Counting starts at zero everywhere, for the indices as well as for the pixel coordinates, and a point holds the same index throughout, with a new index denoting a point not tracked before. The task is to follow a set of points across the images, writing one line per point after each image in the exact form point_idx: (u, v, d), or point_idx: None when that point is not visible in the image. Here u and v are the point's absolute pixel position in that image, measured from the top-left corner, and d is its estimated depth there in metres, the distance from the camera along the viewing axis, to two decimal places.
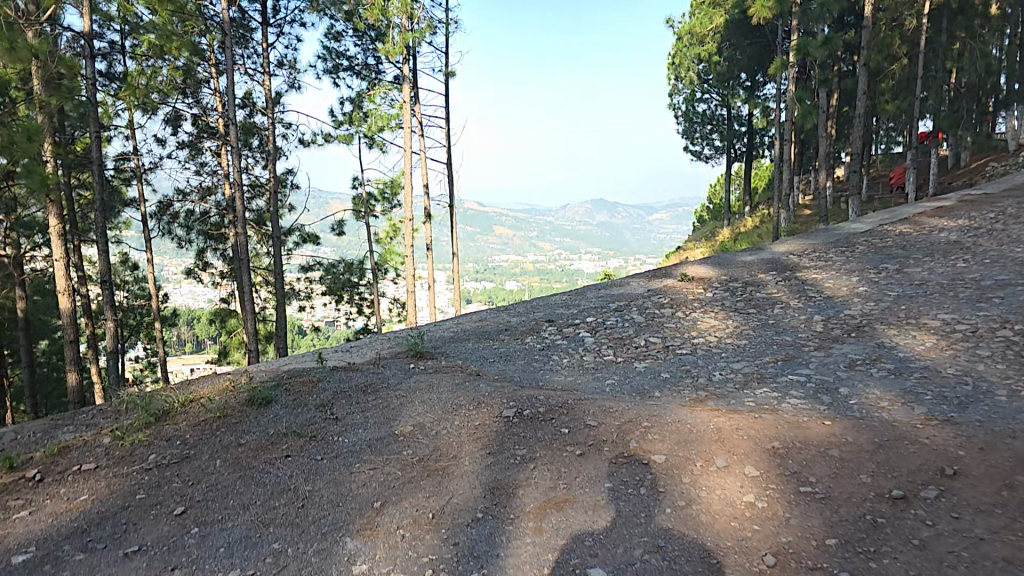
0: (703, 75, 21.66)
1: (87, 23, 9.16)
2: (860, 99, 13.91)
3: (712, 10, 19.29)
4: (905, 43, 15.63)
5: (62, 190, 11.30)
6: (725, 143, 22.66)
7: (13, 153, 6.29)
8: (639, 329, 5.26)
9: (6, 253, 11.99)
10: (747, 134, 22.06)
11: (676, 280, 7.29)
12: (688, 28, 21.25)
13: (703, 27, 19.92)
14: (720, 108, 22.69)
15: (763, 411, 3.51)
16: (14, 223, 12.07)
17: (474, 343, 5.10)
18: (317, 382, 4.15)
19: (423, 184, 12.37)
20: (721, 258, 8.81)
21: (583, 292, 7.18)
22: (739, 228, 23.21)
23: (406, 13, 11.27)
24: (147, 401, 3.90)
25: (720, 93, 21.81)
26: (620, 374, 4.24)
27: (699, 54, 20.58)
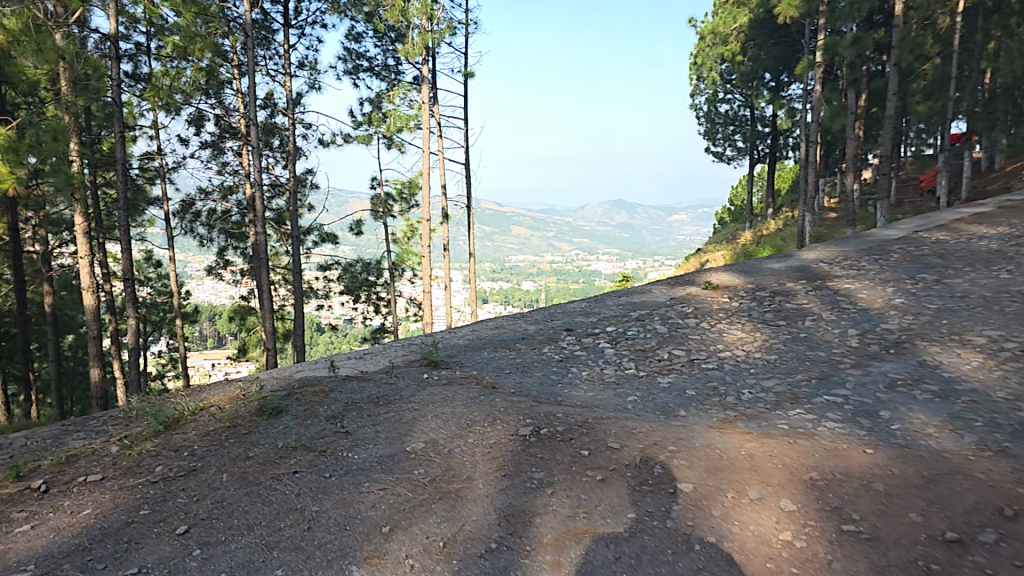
0: (726, 75, 21.27)
1: (113, 24, 9.19)
2: (891, 100, 13.48)
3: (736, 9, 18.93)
4: (939, 43, 15.13)
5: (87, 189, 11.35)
6: (748, 144, 22.22)
7: (40, 152, 6.38)
8: (663, 341, 5.05)
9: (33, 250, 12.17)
10: (771, 136, 21.59)
11: (700, 287, 7.05)
12: (711, 28, 20.88)
13: (727, 26, 19.54)
14: (743, 108, 22.26)
15: (797, 435, 3.29)
16: (42, 220, 12.30)
17: (491, 352, 4.92)
18: (328, 392, 3.91)
19: (441, 185, 12.27)
20: (747, 265, 8.55)
21: (603, 300, 6.98)
22: (762, 231, 22.76)
23: (426, 14, 11.17)
24: (157, 409, 3.62)
25: (744, 94, 21.39)
26: (643, 389, 4.03)
27: (723, 53, 20.21)
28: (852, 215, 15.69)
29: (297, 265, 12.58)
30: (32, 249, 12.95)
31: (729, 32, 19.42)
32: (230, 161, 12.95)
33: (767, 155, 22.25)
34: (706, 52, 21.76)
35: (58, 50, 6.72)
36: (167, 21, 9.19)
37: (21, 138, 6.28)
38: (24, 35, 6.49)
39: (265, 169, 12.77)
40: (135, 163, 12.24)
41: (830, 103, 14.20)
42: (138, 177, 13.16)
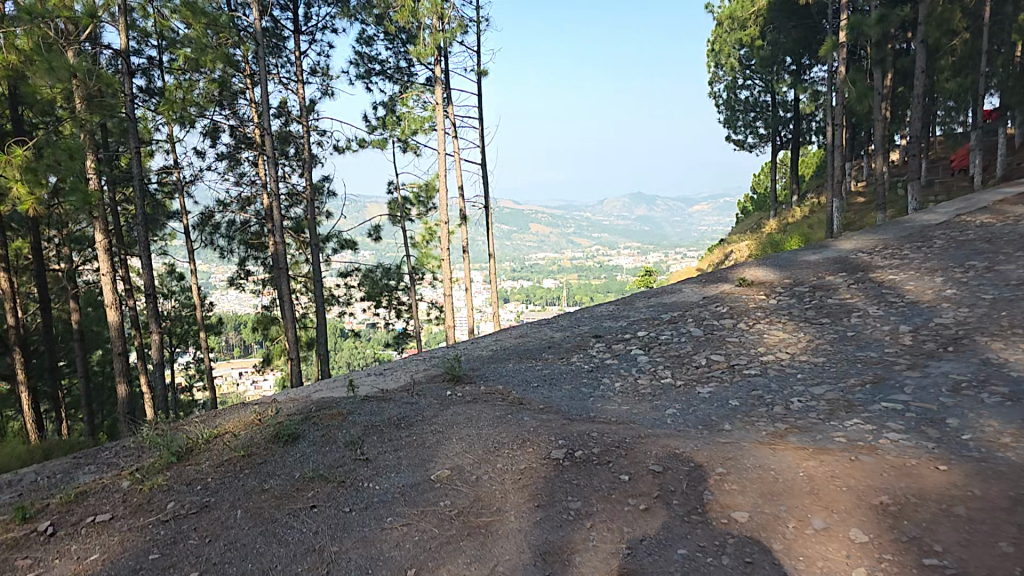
0: (745, 60, 20.72)
1: (124, 40, 9.13)
2: (920, 78, 12.91)
3: None
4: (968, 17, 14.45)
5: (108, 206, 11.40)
6: (770, 130, 21.61)
7: (59, 171, 6.30)
8: (699, 345, 4.76)
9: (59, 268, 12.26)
10: (794, 121, 20.96)
11: (733, 285, 6.74)
12: (729, 13, 20.31)
13: (745, 11, 18.97)
14: (763, 94, 21.67)
15: (858, 451, 2.97)
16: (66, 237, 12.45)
17: (517, 364, 4.68)
18: (347, 415, 3.71)
19: (458, 186, 12.05)
20: (781, 258, 8.19)
21: (632, 301, 6.70)
22: (787, 219, 22.17)
23: (437, 13, 10.95)
24: (169, 439, 3.49)
25: (764, 79, 20.80)
26: (682, 401, 3.76)
27: (741, 38, 19.67)
28: (883, 200, 15.10)
29: (317, 273, 12.49)
30: (57, 268, 13.10)
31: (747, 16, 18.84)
32: (247, 172, 12.91)
33: (790, 142, 21.63)
34: (724, 38, 21.21)
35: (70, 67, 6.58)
36: (177, 34, 9.12)
37: (39, 158, 6.20)
38: (35, 54, 6.37)
39: (282, 178, 12.72)
40: (153, 178, 12.26)
41: (856, 85, 13.68)
42: (158, 192, 13.22)
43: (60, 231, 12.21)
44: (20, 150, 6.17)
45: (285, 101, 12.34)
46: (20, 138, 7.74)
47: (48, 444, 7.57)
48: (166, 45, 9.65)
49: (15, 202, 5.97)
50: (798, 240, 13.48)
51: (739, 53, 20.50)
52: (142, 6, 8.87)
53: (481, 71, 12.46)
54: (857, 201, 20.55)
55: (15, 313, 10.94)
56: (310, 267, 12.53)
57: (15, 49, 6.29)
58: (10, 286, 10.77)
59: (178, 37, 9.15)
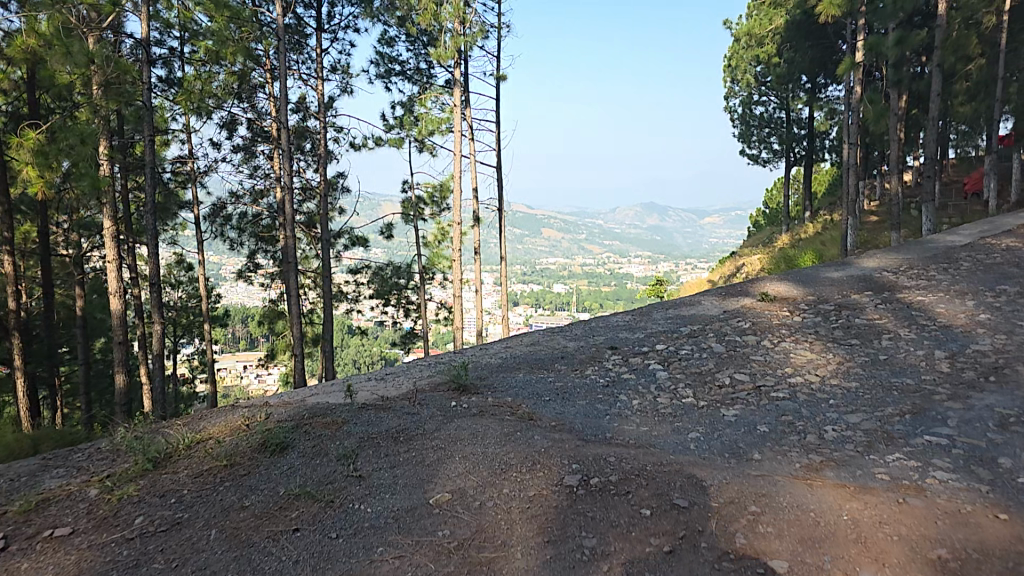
0: (761, 76, 20.45)
1: (146, 30, 9.01)
2: (936, 100, 12.65)
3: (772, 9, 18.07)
4: (984, 43, 14.17)
5: (119, 194, 11.25)
6: (783, 147, 21.26)
7: (71, 155, 6.36)
8: (722, 363, 4.46)
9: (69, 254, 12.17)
10: (807, 138, 20.64)
11: (755, 299, 6.43)
12: (745, 29, 20.02)
13: (761, 28, 18.68)
14: (778, 109, 21.37)
15: (904, 492, 2.66)
16: (76, 224, 12.37)
17: (526, 375, 4.40)
18: (342, 423, 3.46)
19: (473, 188, 11.82)
20: (803, 274, 7.88)
21: (649, 312, 6.41)
22: (800, 234, 21.84)
23: (458, 17, 10.78)
24: (146, 444, 3.34)
25: (780, 96, 20.51)
26: (705, 424, 3.46)
27: (758, 54, 19.41)
28: (898, 219, 14.78)
29: (327, 268, 12.26)
30: (65, 253, 12.97)
31: (764, 34, 18.58)
32: (261, 166, 12.75)
33: (802, 159, 21.26)
34: (740, 53, 20.93)
35: (87, 53, 6.81)
36: (198, 26, 8.99)
37: (53, 142, 6.28)
38: (54, 38, 6.65)
39: (296, 173, 12.57)
40: (167, 167, 12.13)
41: (875, 104, 13.40)
42: (172, 182, 13.14)
43: (72, 217, 12.40)
44: (34, 133, 6.24)
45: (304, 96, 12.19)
46: (33, 122, 7.63)
47: (41, 435, 7.35)
48: (188, 37, 9.48)
49: (25, 183, 6.09)
50: (812, 255, 13.09)
51: (754, 68, 20.24)
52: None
53: (500, 75, 12.28)
54: (868, 219, 20.24)
55: (17, 298, 10.75)
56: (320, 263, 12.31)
57: (36, 35, 6.64)
58: (15, 271, 10.60)
59: (200, 29, 9.01)
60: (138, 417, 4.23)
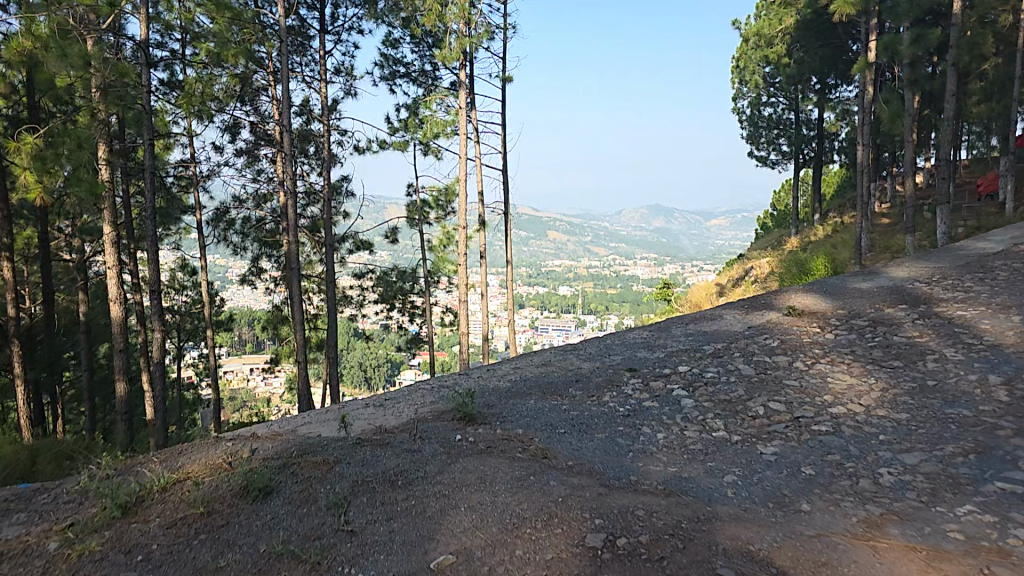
0: (770, 78, 20.01)
1: (145, 31, 8.68)
2: (950, 101, 12.23)
3: (783, 9, 17.64)
4: (1002, 41, 13.71)
5: (120, 199, 10.96)
6: (792, 148, 20.75)
7: (71, 161, 6.12)
8: (753, 389, 4.06)
9: (72, 259, 11.91)
10: (817, 140, 20.20)
11: (781, 313, 6.02)
12: (754, 29, 19.53)
13: (771, 29, 18.23)
14: (788, 111, 20.92)
15: (987, 557, 2.22)
16: (78, 230, 12.11)
17: (538, 402, 4.02)
18: (334, 463, 3.10)
19: (478, 191, 11.50)
20: (827, 285, 7.46)
21: (668, 328, 6.01)
22: (810, 237, 21.38)
23: (464, 18, 10.42)
24: (116, 487, 2.97)
25: (789, 97, 20.05)
26: (743, 466, 3.08)
27: (767, 55, 18.96)
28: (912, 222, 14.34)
29: (331, 274, 11.92)
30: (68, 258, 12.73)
31: (773, 34, 18.14)
32: (264, 169, 12.45)
33: (812, 161, 20.78)
34: (748, 55, 20.49)
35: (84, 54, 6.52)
36: (199, 27, 8.64)
37: (50, 146, 6.00)
38: (50, 40, 6.34)
39: (300, 177, 12.26)
40: (170, 171, 11.88)
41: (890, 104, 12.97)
42: (175, 186, 12.89)
43: (74, 222, 12.14)
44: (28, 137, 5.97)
45: (308, 99, 11.91)
46: (33, 127, 7.38)
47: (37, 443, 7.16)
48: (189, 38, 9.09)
49: (21, 190, 5.80)
50: (824, 260, 12.56)
51: (764, 69, 19.82)
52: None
53: (507, 77, 11.94)
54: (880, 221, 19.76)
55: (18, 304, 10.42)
56: (324, 268, 11.96)
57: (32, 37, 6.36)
58: (14, 276, 10.31)
59: (201, 30, 8.68)
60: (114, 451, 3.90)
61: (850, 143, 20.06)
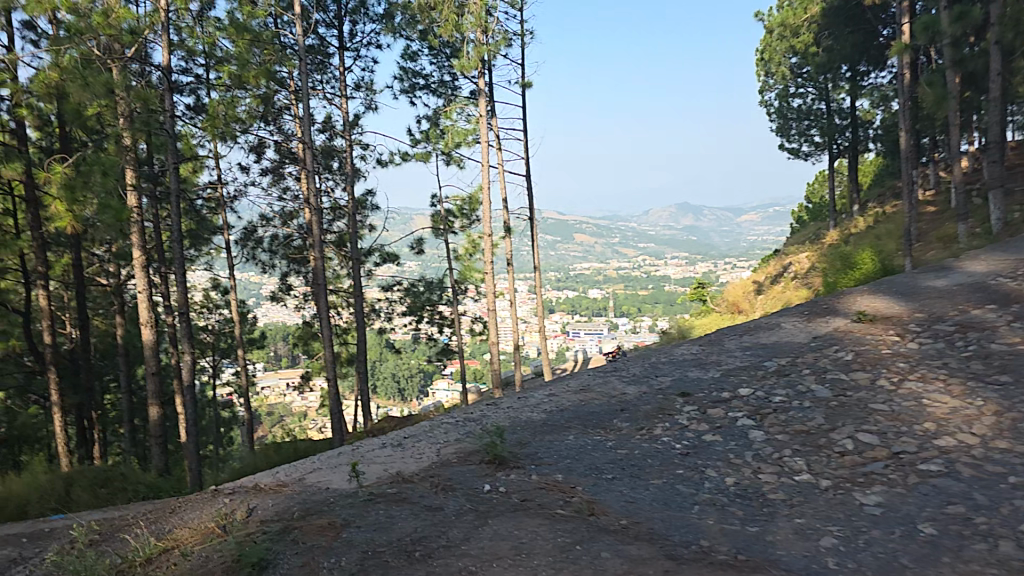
0: (798, 68, 19.09)
1: (166, 56, 8.35)
2: (996, 82, 11.19)
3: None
4: None
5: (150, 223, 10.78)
6: (825, 139, 19.74)
7: (99, 190, 6.07)
8: (834, 417, 3.44)
9: (107, 283, 11.81)
10: (851, 129, 19.12)
11: (849, 320, 5.34)
12: (779, 20, 18.62)
13: (798, 18, 17.30)
14: (819, 101, 19.92)
15: None
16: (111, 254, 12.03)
17: (578, 438, 3.46)
18: (342, 526, 2.56)
19: (503, 198, 11.03)
20: (893, 284, 6.71)
21: (721, 341, 5.40)
22: (850, 228, 20.23)
23: (481, 26, 9.94)
24: (86, 563, 2.45)
25: (821, 86, 19.09)
26: (844, 524, 2.46)
27: (795, 45, 18.04)
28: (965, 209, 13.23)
29: (358, 289, 11.53)
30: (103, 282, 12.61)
31: (800, 23, 17.22)
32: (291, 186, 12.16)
33: (847, 151, 19.71)
34: (773, 46, 19.56)
35: (107, 83, 6.25)
36: (220, 50, 8.31)
37: (78, 176, 6.00)
38: (74, 72, 6.12)
39: (325, 193, 12.00)
40: (198, 194, 11.73)
41: (934, 87, 12.01)
42: (203, 208, 12.77)
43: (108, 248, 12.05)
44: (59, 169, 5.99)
45: (329, 116, 11.65)
46: (64, 158, 7.17)
47: (72, 472, 7.03)
48: (212, 63, 8.75)
49: (54, 219, 5.92)
50: (869, 251, 11.61)
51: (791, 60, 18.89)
52: (185, 23, 8.15)
53: (527, 83, 11.45)
54: (925, 210, 18.62)
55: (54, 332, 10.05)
56: (352, 283, 11.58)
57: (57, 69, 6.12)
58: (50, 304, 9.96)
59: (221, 53, 8.38)
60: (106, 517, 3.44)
61: (887, 130, 18.95)
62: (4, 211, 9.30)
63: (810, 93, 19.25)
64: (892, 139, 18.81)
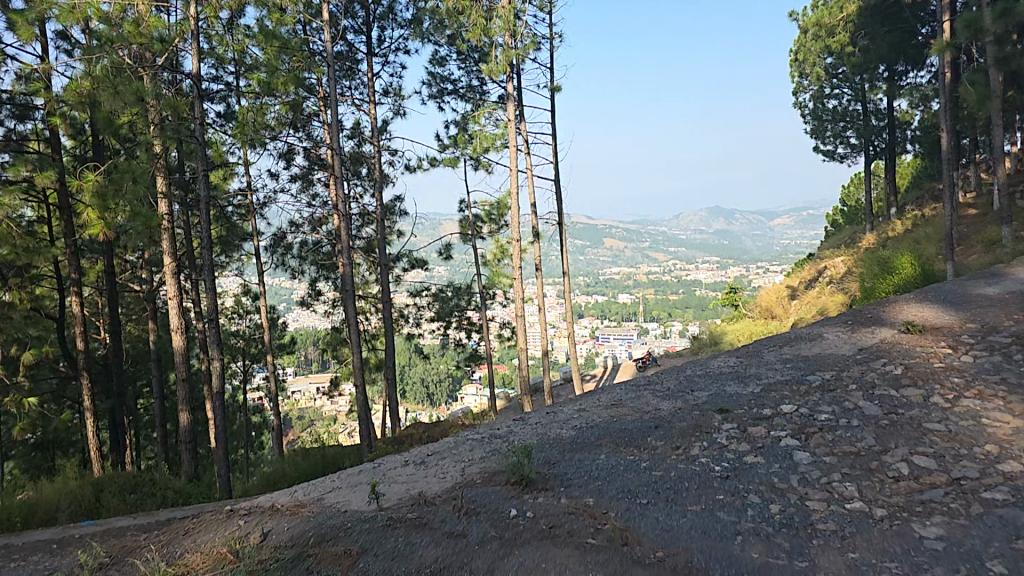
0: (833, 68, 18.57)
1: (197, 65, 8.44)
2: None
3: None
4: None
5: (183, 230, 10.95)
6: (862, 141, 19.13)
7: (129, 198, 6.14)
8: (886, 437, 3.20)
9: (142, 290, 12.04)
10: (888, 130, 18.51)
11: (897, 330, 5.05)
12: (813, 18, 18.12)
13: (833, 18, 16.71)
14: (855, 101, 19.33)
15: None
16: (147, 260, 12.26)
17: (609, 457, 3.30)
18: (360, 553, 2.43)
19: (531, 203, 10.90)
20: (943, 292, 6.37)
21: (760, 353, 5.16)
22: (888, 231, 19.55)
23: (509, 30, 9.86)
24: None
25: (856, 86, 18.56)
26: (903, 559, 2.23)
27: (830, 44, 17.53)
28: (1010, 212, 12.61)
29: (386, 294, 11.50)
30: (138, 288, 12.80)
31: (835, 23, 16.68)
32: (320, 193, 12.25)
33: (884, 153, 19.08)
34: (807, 45, 19.07)
35: (136, 90, 6.33)
36: (250, 58, 8.38)
37: (111, 185, 6.12)
38: (106, 81, 6.22)
39: (353, 199, 12.05)
40: (230, 201, 11.89)
41: (978, 85, 11.49)
42: (235, 215, 12.94)
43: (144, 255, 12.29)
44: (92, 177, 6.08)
45: (358, 122, 11.71)
46: (96, 166, 7.28)
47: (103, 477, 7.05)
48: (243, 71, 8.83)
49: (86, 226, 5.94)
50: (909, 256, 11.05)
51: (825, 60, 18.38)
52: (217, 33, 8.24)
53: (555, 87, 11.34)
54: (967, 211, 17.90)
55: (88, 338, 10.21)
56: (380, 289, 11.55)
57: (89, 78, 6.23)
58: (83, 311, 10.10)
59: (251, 60, 8.45)
60: (124, 542, 3.40)
61: (926, 131, 18.29)
62: (43, 220, 9.53)
63: (846, 93, 18.70)
64: (930, 138, 18.17)
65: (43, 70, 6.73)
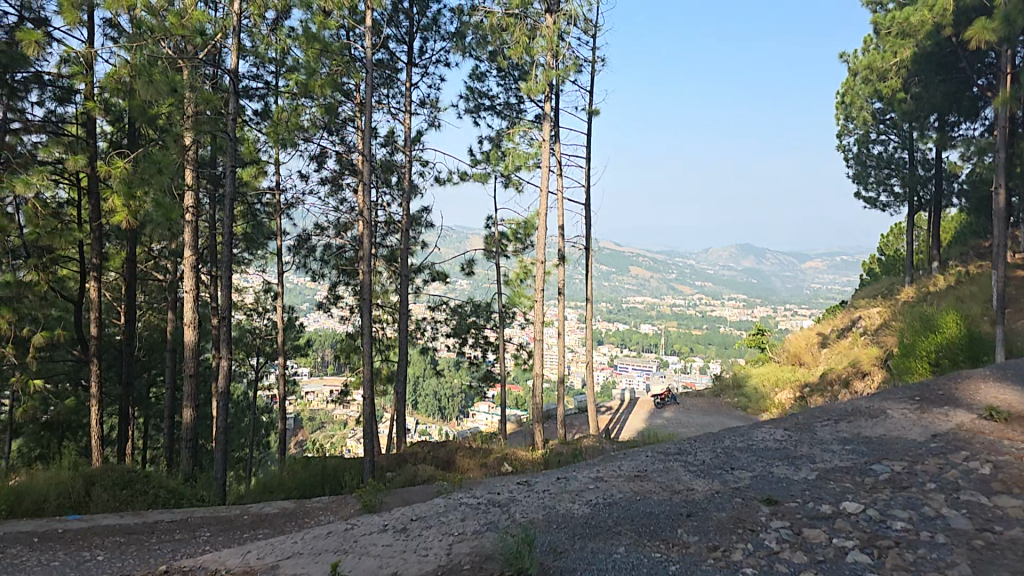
0: (880, 114, 17.83)
1: (235, 61, 8.18)
2: None
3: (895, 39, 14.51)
4: None
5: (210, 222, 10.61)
6: (905, 191, 18.19)
7: (150, 184, 5.75)
8: (984, 567, 2.43)
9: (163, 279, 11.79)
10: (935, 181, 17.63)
11: (975, 416, 4.33)
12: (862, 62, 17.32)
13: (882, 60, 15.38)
14: (900, 150, 18.45)
15: None
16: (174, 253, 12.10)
17: (627, 554, 2.66)
18: None
19: (559, 226, 10.37)
20: (1019, 371, 5.59)
21: (812, 429, 4.55)
22: (928, 286, 18.48)
23: (553, 50, 9.38)
24: None
25: (903, 134, 17.78)
26: None
27: (875, 89, 16.78)
28: None
29: (405, 306, 11.02)
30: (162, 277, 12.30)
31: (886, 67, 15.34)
32: (347, 198, 11.91)
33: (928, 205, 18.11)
34: (855, 89, 18.28)
35: (172, 82, 5.97)
36: (290, 58, 8.04)
37: (136, 172, 5.75)
38: (141, 68, 5.88)
39: (380, 207, 11.66)
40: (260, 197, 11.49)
41: None
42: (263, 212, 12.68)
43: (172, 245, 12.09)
44: (122, 164, 5.71)
45: (392, 131, 11.40)
46: (120, 153, 7.00)
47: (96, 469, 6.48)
48: (281, 70, 8.51)
49: (111, 213, 5.63)
50: (953, 313, 9.99)
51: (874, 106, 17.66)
52: (256, 29, 7.94)
53: (595, 111, 10.87)
54: (1016, 273, 16.80)
55: (100, 326, 9.70)
56: (398, 299, 11.02)
57: (126, 65, 5.97)
58: (100, 297, 9.58)
59: (290, 60, 8.10)
60: None
61: (975, 185, 17.20)
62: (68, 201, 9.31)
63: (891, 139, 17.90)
64: (977, 195, 17.16)
65: (87, 55, 6.50)
